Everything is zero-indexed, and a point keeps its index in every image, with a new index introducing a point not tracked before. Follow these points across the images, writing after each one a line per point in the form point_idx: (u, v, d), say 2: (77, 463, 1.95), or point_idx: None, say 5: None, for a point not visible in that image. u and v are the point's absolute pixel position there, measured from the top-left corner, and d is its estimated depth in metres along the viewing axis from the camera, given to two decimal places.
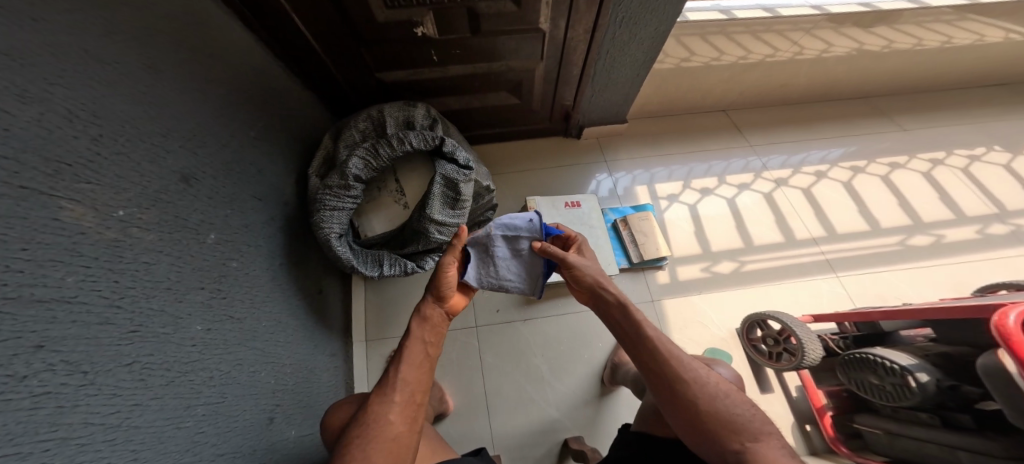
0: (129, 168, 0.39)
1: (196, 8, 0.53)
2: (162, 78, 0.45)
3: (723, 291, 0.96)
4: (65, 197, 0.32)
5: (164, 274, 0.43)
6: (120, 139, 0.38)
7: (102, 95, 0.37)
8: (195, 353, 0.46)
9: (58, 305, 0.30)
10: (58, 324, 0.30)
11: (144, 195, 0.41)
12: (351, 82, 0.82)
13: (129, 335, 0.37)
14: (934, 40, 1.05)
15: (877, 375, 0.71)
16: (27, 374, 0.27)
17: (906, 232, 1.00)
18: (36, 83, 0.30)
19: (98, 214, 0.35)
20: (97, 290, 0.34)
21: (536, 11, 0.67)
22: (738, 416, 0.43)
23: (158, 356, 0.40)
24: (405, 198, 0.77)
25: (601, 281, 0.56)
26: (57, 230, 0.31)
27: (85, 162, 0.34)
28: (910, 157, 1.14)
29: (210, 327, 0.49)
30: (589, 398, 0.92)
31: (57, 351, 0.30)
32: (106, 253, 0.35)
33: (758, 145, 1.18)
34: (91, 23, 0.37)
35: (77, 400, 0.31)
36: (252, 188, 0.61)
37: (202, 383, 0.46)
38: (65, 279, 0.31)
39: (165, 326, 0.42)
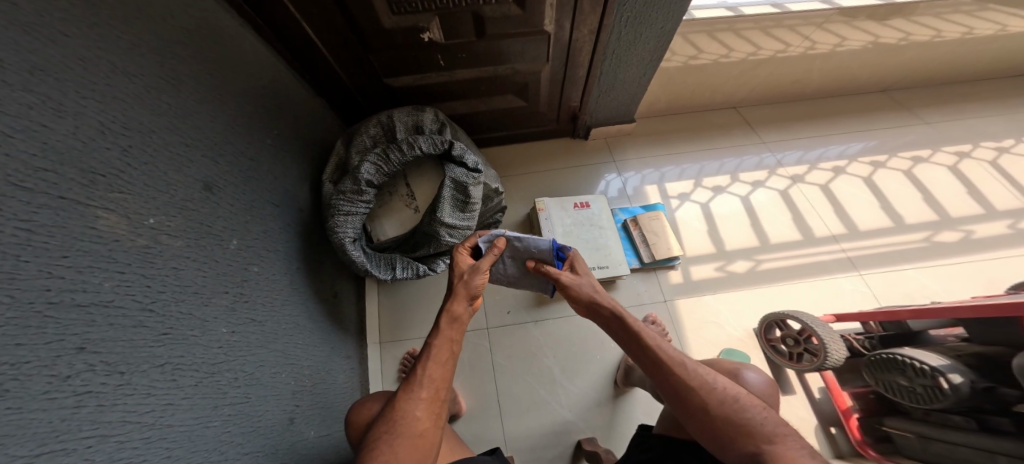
0: (157, 178, 0.41)
1: (216, 23, 0.56)
2: (185, 91, 0.47)
3: (738, 290, 0.93)
4: (101, 206, 0.34)
5: (191, 279, 0.44)
6: (148, 150, 0.40)
7: (132, 108, 0.39)
8: (221, 355, 0.47)
9: (97, 310, 0.32)
10: (97, 327, 0.32)
11: (171, 204, 0.43)
12: (361, 89, 0.85)
13: (161, 337, 0.39)
14: (954, 30, 1.01)
15: (906, 376, 0.68)
16: (70, 374, 0.29)
17: (933, 228, 0.96)
18: (70, 98, 0.32)
19: (131, 222, 0.37)
20: (131, 294, 0.36)
21: (541, 14, 0.68)
22: (749, 420, 0.41)
23: (188, 357, 0.42)
24: (416, 201, 0.78)
25: (595, 296, 0.55)
26: (94, 238, 0.33)
27: (116, 172, 0.36)
28: (934, 151, 1.10)
29: (234, 329, 0.51)
30: (603, 400, 0.91)
31: (97, 353, 0.31)
32: (138, 258, 0.37)
33: (772, 142, 1.15)
34: (121, 40, 0.39)
35: (116, 399, 0.33)
36: (269, 195, 0.63)
37: (228, 384, 0.48)
38: (103, 285, 0.33)
39: (194, 328, 0.44)
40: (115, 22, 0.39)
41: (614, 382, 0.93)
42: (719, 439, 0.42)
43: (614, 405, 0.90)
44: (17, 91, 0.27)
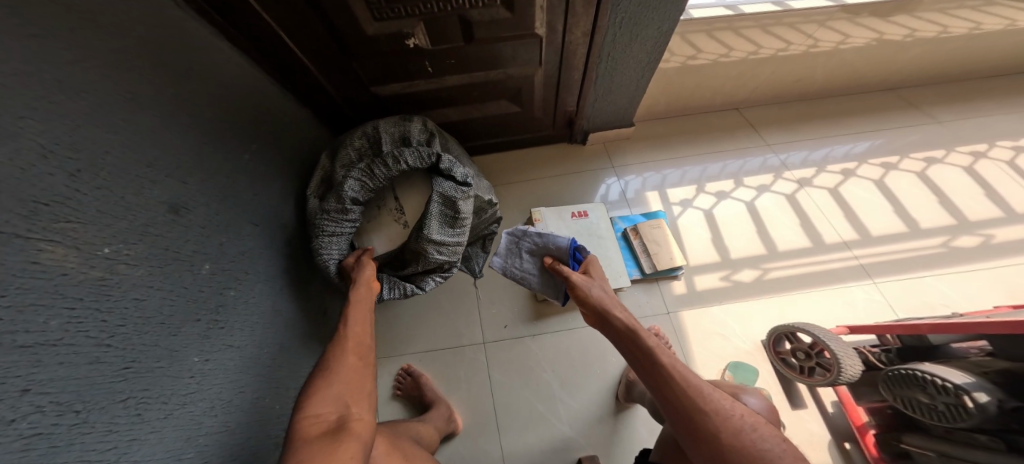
0: (112, 204, 0.37)
1: (184, 32, 0.52)
2: (145, 104, 0.43)
3: (746, 300, 0.89)
4: (44, 238, 0.30)
5: (157, 309, 0.40)
6: (101, 173, 0.36)
7: (81, 125, 0.35)
8: (193, 386, 0.44)
9: (44, 349, 0.28)
10: (44, 367, 0.28)
11: (129, 230, 0.38)
12: (346, 97, 0.82)
13: (123, 371, 0.35)
14: (962, 26, 0.97)
15: (927, 393, 0.64)
16: (14, 418, 0.25)
17: (951, 232, 0.91)
18: (8, 117, 0.28)
19: (82, 253, 0.33)
20: (84, 331, 0.32)
21: (531, 17, 0.64)
22: (767, 453, 0.37)
23: (155, 391, 0.39)
24: (405, 216, 0.74)
25: (608, 303, 0.54)
26: (38, 273, 0.29)
27: (62, 198, 0.32)
28: (947, 151, 1.05)
29: (209, 356, 0.47)
30: (603, 415, 0.86)
31: (45, 393, 0.28)
32: (92, 292, 0.33)
33: (777, 144, 1.11)
34: (67, 51, 0.35)
35: (72, 439, 0.30)
36: (247, 214, 0.59)
37: (202, 414, 0.45)
38: (49, 323, 0.29)
39: (161, 359, 0.40)
40: (56, 30, 0.34)
41: (616, 396, 0.88)
42: None
43: (613, 421, 0.86)
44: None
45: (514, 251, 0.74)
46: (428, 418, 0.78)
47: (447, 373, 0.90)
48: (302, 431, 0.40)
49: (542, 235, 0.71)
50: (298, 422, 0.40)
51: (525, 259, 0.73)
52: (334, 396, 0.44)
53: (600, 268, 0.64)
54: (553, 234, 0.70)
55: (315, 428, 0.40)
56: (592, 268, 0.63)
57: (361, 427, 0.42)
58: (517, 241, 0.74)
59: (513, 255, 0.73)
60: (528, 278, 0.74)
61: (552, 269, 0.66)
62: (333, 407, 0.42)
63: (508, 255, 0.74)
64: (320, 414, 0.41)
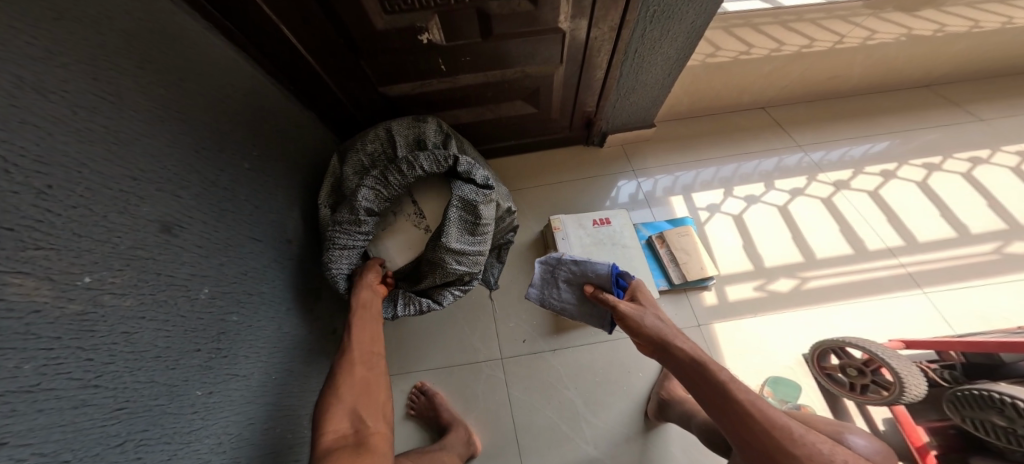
0: (93, 223, 0.31)
1: (173, 28, 0.47)
2: (130, 108, 0.37)
3: (784, 312, 0.82)
4: (11, 270, 0.24)
5: (151, 341, 0.34)
6: (78, 189, 0.30)
7: (53, 135, 0.29)
8: (198, 422, 0.38)
9: (18, 397, 0.23)
10: (20, 417, 0.23)
11: (116, 254, 0.32)
12: (353, 98, 0.76)
13: (117, 413, 0.30)
14: (994, 20, 0.92)
15: (1002, 415, 0.58)
16: None
17: (1004, 237, 0.84)
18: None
19: (57, 285, 0.27)
20: (66, 373, 0.27)
21: (554, 10, 0.59)
22: None
23: (155, 431, 0.33)
24: (423, 220, 0.68)
25: (666, 334, 0.50)
26: (1, 312, 0.23)
27: (30, 221, 0.26)
28: (992, 150, 0.99)
29: (213, 389, 0.41)
30: (633, 435, 0.79)
31: (24, 446, 0.23)
32: (72, 329, 0.28)
33: (807, 145, 1.05)
34: (35, 45, 0.29)
35: None
36: (249, 228, 0.53)
37: (209, 451, 0.39)
38: (21, 368, 0.24)
39: (159, 397, 0.34)
40: (21, 20, 0.29)
41: (645, 414, 0.81)
42: None
43: (645, 442, 0.79)
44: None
45: (550, 280, 0.69)
46: (448, 443, 0.71)
47: (464, 390, 0.84)
48: (323, 447, 0.41)
49: (578, 262, 0.65)
50: (319, 438, 0.42)
51: (563, 289, 0.68)
52: (350, 409, 0.45)
53: (648, 292, 0.59)
54: (591, 260, 0.64)
55: (335, 444, 0.42)
56: (641, 293, 0.58)
57: (379, 440, 0.44)
58: (552, 270, 0.69)
59: (550, 285, 0.68)
60: (569, 307, 0.69)
61: (596, 297, 0.63)
62: (349, 420, 0.44)
63: (544, 285, 0.69)
64: (338, 429, 0.43)
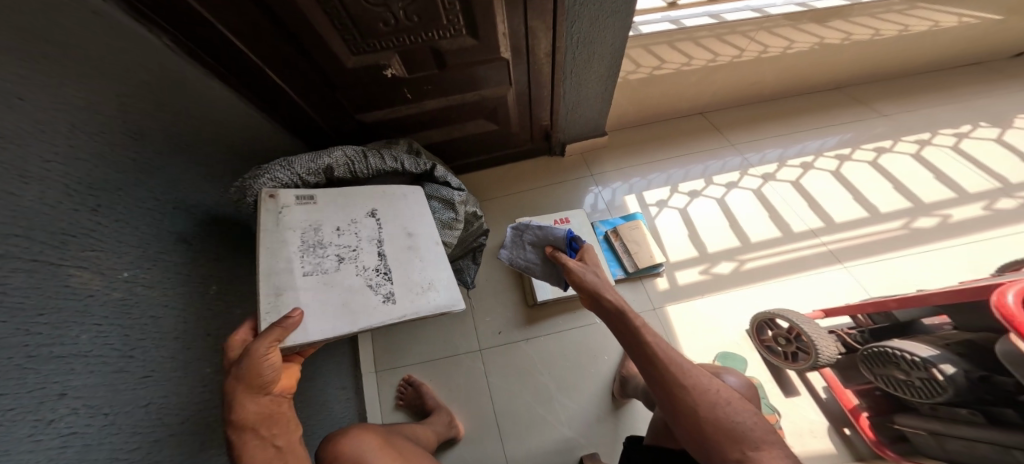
0: (130, 232, 0.40)
1: (180, 77, 0.57)
2: (152, 144, 0.47)
3: (727, 292, 0.92)
4: (73, 265, 0.33)
5: (172, 325, 0.43)
6: (118, 208, 0.40)
7: (99, 168, 0.39)
8: (208, 393, 0.46)
9: (76, 359, 0.32)
10: (78, 374, 0.32)
11: (147, 256, 0.42)
12: (334, 125, 0.87)
13: (144, 379, 0.38)
14: (891, 27, 1.07)
15: (902, 369, 0.66)
16: (53, 418, 0.29)
17: (909, 215, 0.96)
18: (32, 164, 0.32)
19: (106, 277, 0.36)
20: (109, 344, 0.35)
21: (496, 42, 0.71)
22: (738, 424, 0.42)
23: (173, 398, 0.41)
24: (378, 293, 0.51)
25: (601, 288, 0.54)
26: (67, 294, 0.32)
27: (86, 231, 0.35)
28: (896, 140, 1.12)
29: (220, 368, 0.49)
30: (602, 413, 0.87)
31: (80, 397, 0.32)
32: (115, 311, 0.37)
33: (741, 143, 1.18)
34: (84, 101, 0.40)
35: (102, 438, 0.33)
36: (246, 238, 0.62)
37: (214, 419, 0.47)
38: (80, 337, 0.33)
39: (177, 370, 0.42)
40: (78, 86, 0.40)
41: (612, 394, 0.89)
42: (704, 443, 0.42)
43: (613, 420, 0.86)
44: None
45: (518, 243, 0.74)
46: (430, 422, 0.79)
47: (446, 381, 0.92)
48: None
49: (543, 228, 0.70)
50: None
51: (528, 251, 0.72)
52: None
53: (596, 255, 0.63)
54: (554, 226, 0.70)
55: None
56: (587, 254, 0.62)
57: None
58: (520, 234, 0.74)
59: (517, 247, 0.73)
60: (533, 269, 0.72)
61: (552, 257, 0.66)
62: None
63: (512, 247, 0.74)
64: None
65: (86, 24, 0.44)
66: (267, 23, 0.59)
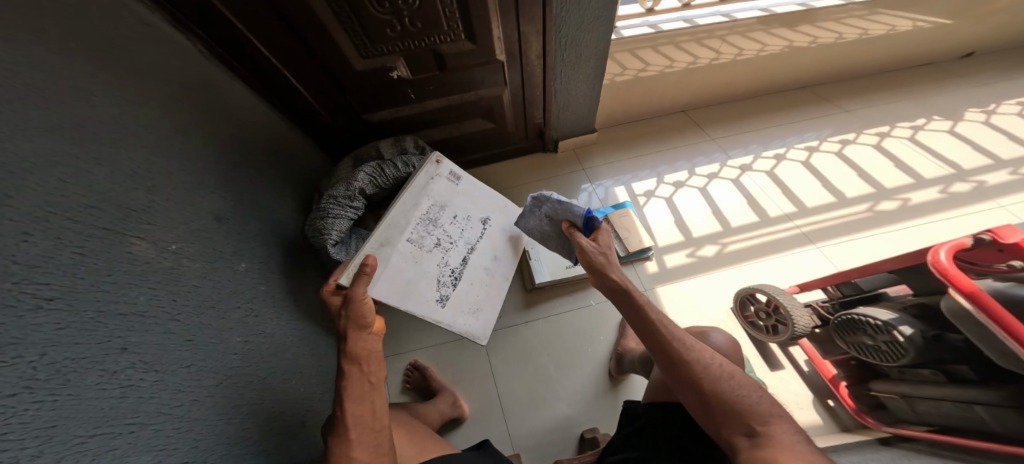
0: (175, 210, 0.45)
1: (209, 78, 0.63)
2: (190, 135, 0.53)
3: (712, 273, 0.99)
4: (133, 235, 0.38)
5: (208, 295, 0.47)
6: (166, 189, 0.45)
7: (149, 153, 0.44)
8: (236, 362, 0.49)
9: (133, 316, 0.36)
10: (136, 331, 0.36)
11: (188, 233, 0.47)
12: (342, 124, 0.92)
13: (186, 342, 0.42)
14: (853, 31, 1.17)
15: (868, 334, 0.64)
16: (116, 369, 0.33)
17: (873, 199, 1.05)
18: (99, 148, 0.37)
19: (157, 248, 0.41)
20: (160, 306, 0.39)
21: (492, 46, 0.78)
22: (744, 398, 0.43)
23: (210, 362, 0.45)
24: (439, 291, 0.66)
25: (609, 268, 0.57)
26: (128, 259, 0.37)
27: (143, 207, 0.40)
28: (859, 133, 1.22)
29: (248, 338, 0.53)
30: (600, 391, 0.92)
31: (137, 353, 0.35)
32: (164, 277, 0.41)
33: (720, 138, 1.26)
34: (134, 95, 0.45)
35: (153, 392, 0.36)
36: (267, 224, 0.67)
37: (245, 386, 0.49)
38: (137, 297, 0.37)
39: (211, 337, 0.46)
40: (129, 83, 0.45)
41: (609, 372, 0.94)
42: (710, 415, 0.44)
43: (612, 394, 0.91)
44: (59, 145, 0.33)
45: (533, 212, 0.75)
46: (434, 402, 0.83)
47: (451, 365, 0.96)
48: None
49: (564, 203, 0.69)
50: None
51: (542, 222, 0.74)
52: None
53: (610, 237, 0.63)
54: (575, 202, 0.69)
55: None
56: (601, 234, 0.62)
57: None
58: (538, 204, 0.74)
59: (531, 216, 0.74)
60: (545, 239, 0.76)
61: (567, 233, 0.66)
62: None
63: (527, 216, 0.75)
64: None
65: (131, 32, 0.50)
66: (287, 30, 0.65)
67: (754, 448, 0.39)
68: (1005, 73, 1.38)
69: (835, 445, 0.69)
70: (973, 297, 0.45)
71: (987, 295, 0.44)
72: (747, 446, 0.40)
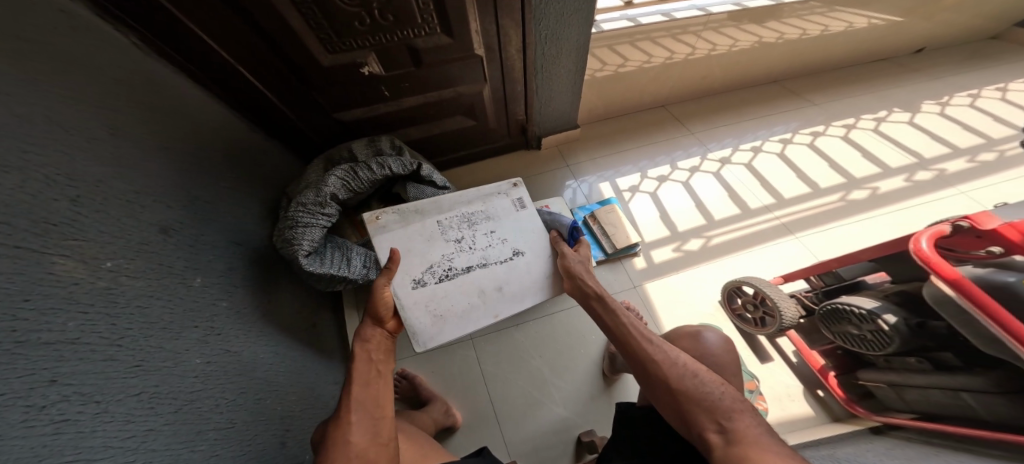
0: (110, 224, 0.40)
1: (144, 74, 0.56)
2: (123, 138, 0.47)
3: (698, 266, 1.00)
4: (56, 253, 0.33)
5: (158, 315, 0.42)
6: (97, 199, 0.39)
7: (73, 159, 0.38)
8: (199, 384, 0.43)
9: (63, 346, 0.30)
10: (66, 361, 0.30)
11: (127, 248, 0.41)
12: (310, 124, 0.87)
13: (134, 368, 0.36)
14: (816, 27, 1.21)
15: (854, 325, 0.65)
16: (45, 404, 0.27)
17: (845, 189, 1.09)
18: (13, 154, 0.32)
19: (89, 266, 0.36)
20: (97, 331, 0.34)
21: (469, 39, 0.75)
22: (707, 395, 0.41)
23: (165, 386, 0.39)
24: (423, 275, 0.60)
25: (583, 274, 0.58)
26: (50, 281, 0.31)
27: (69, 221, 0.35)
28: (827, 126, 1.27)
29: (211, 359, 0.47)
30: (595, 392, 0.90)
31: (71, 384, 0.30)
32: (100, 299, 0.35)
33: (699, 132, 1.28)
34: (51, 92, 0.39)
35: (95, 426, 0.30)
36: (226, 233, 0.61)
37: (209, 410, 0.43)
38: (67, 324, 0.31)
39: (165, 360, 0.40)
40: (43, 78, 0.39)
41: (603, 373, 0.93)
42: (681, 416, 0.41)
43: (607, 395, 0.90)
44: None
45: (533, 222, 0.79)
46: (429, 409, 0.81)
47: (441, 372, 0.93)
48: None
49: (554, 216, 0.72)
50: None
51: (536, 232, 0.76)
52: None
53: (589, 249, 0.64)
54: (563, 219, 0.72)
55: None
56: (581, 245, 0.64)
57: None
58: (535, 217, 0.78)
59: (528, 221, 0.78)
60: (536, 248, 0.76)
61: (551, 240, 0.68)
62: None
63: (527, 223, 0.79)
64: None
65: (51, 22, 0.44)
66: (241, 23, 0.59)
67: (727, 446, 0.37)
68: (954, 67, 1.48)
69: (827, 438, 0.71)
70: (955, 284, 0.47)
71: (968, 282, 0.46)
72: (719, 443, 0.38)
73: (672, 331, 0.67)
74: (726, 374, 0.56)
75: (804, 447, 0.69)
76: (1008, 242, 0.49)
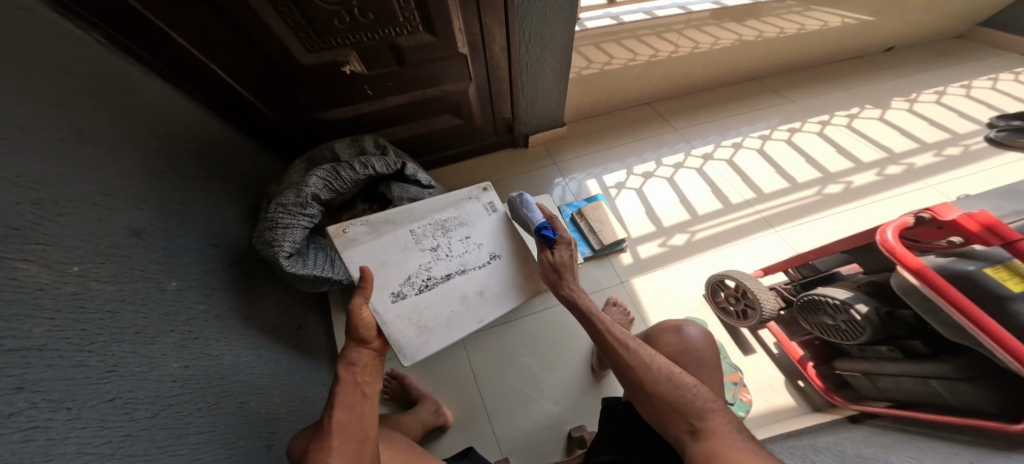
0: (77, 227, 0.39)
1: (111, 73, 0.54)
2: (89, 139, 0.45)
3: (682, 260, 1.02)
4: (19, 258, 0.31)
5: (130, 321, 0.41)
6: (62, 202, 0.38)
7: (36, 160, 0.37)
8: (177, 389, 0.43)
9: (30, 352, 0.29)
10: (34, 368, 0.29)
11: (96, 251, 0.40)
12: (291, 124, 0.85)
13: (106, 374, 0.35)
14: (793, 26, 1.25)
15: (830, 315, 0.68)
16: (13, 411, 0.26)
17: (821, 183, 1.13)
18: None
19: (54, 271, 0.34)
20: (65, 337, 0.33)
21: (452, 37, 0.74)
22: (681, 398, 0.42)
23: (140, 392, 0.38)
24: (401, 287, 0.60)
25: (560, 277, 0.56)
26: (15, 286, 0.30)
27: (31, 224, 0.34)
28: (804, 122, 1.31)
29: (189, 363, 0.46)
30: (585, 387, 0.91)
31: (39, 391, 0.29)
32: (68, 305, 0.34)
33: (683, 129, 1.31)
34: (9, 91, 0.37)
35: (67, 433, 0.30)
36: (202, 236, 0.59)
37: (189, 415, 0.43)
38: (33, 331, 0.30)
39: (140, 365, 0.40)
40: (1, 76, 0.37)
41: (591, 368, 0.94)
42: (657, 416, 0.43)
43: (595, 390, 0.91)
44: None
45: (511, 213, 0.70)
46: (417, 411, 0.81)
47: (431, 372, 0.93)
48: None
49: (531, 209, 0.64)
50: None
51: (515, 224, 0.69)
52: None
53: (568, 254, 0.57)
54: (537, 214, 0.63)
55: None
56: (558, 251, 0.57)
57: None
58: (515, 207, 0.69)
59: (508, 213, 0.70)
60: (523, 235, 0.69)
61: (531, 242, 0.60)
62: None
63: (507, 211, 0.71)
64: None
65: (9, 17, 0.42)
66: (215, 20, 0.58)
67: (696, 444, 0.39)
68: (923, 65, 1.54)
69: (808, 428, 0.74)
70: (918, 273, 0.50)
71: (929, 271, 0.49)
72: (690, 441, 0.40)
73: (655, 327, 0.68)
74: (708, 369, 0.58)
75: (786, 438, 0.72)
76: (966, 231, 0.51)
